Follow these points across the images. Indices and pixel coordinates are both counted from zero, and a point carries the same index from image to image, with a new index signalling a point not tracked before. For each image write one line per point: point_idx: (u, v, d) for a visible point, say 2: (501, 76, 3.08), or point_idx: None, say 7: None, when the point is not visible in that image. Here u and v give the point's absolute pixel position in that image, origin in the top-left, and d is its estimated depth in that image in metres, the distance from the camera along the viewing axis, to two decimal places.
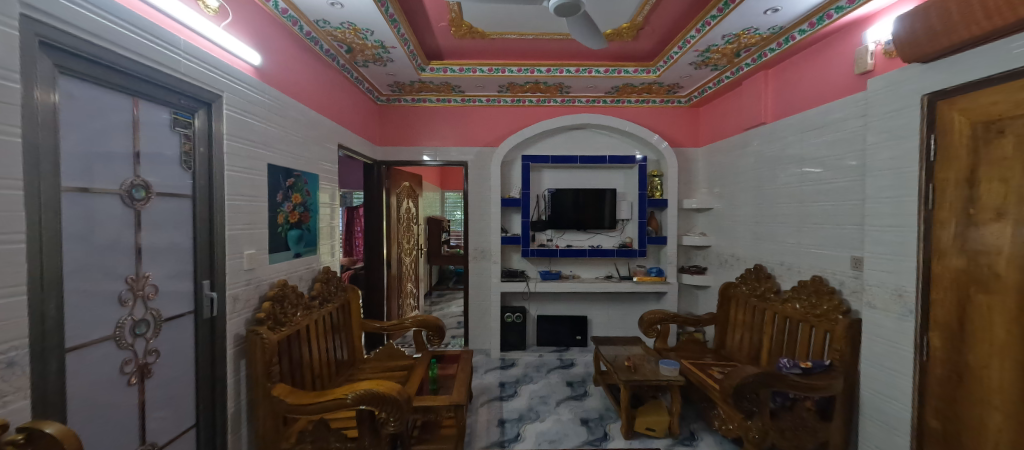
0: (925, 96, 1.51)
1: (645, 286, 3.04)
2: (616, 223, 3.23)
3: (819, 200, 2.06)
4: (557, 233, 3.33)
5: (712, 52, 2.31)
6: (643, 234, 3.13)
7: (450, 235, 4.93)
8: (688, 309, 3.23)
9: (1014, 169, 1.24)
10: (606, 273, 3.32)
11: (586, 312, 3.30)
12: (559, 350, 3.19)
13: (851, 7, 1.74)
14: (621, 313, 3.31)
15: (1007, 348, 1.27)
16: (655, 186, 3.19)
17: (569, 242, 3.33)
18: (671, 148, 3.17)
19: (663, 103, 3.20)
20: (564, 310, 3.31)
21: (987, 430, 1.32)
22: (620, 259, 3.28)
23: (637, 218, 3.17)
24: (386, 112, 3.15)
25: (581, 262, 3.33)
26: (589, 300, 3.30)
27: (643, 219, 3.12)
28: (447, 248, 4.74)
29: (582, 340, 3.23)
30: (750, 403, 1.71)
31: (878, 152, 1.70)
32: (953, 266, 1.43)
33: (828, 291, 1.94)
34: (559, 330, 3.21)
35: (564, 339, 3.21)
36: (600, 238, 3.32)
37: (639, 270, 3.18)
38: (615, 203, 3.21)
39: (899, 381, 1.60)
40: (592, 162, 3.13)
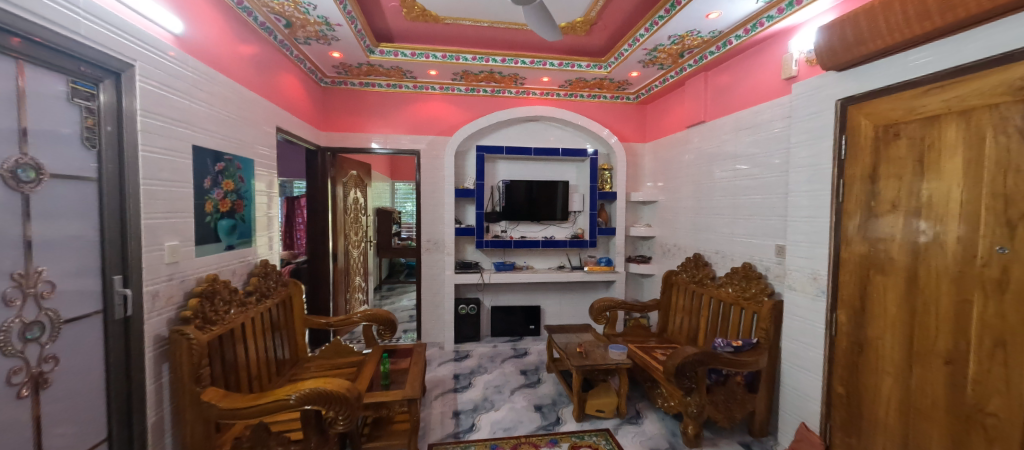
0: (839, 101, 1.69)
1: (596, 275, 3.15)
2: (568, 214, 3.31)
3: (749, 193, 2.24)
4: (512, 224, 3.35)
5: (659, 51, 2.42)
6: (594, 226, 3.24)
7: (401, 227, 4.77)
8: (634, 296, 3.40)
9: (906, 167, 1.45)
10: (558, 264, 3.40)
11: (540, 303, 3.36)
12: (513, 340, 3.23)
13: (780, 17, 1.90)
14: (572, 302, 3.41)
15: (898, 322, 1.47)
16: (605, 179, 3.30)
17: (523, 234, 3.37)
18: (621, 143, 3.30)
19: (613, 99, 3.30)
20: (517, 300, 3.35)
21: (880, 394, 1.53)
22: (572, 250, 3.37)
23: (588, 210, 3.27)
24: (330, 96, 2.97)
25: (535, 253, 3.38)
26: (543, 291, 3.37)
27: (593, 211, 3.22)
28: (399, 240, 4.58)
29: (536, 329, 3.29)
30: (689, 381, 1.84)
31: (798, 150, 1.88)
32: (857, 251, 1.62)
33: (756, 276, 2.12)
34: (513, 320, 3.25)
35: (517, 329, 3.26)
36: (553, 230, 3.39)
37: (590, 260, 3.29)
38: (567, 195, 3.28)
39: (813, 355, 1.80)
40: (546, 155, 3.18)
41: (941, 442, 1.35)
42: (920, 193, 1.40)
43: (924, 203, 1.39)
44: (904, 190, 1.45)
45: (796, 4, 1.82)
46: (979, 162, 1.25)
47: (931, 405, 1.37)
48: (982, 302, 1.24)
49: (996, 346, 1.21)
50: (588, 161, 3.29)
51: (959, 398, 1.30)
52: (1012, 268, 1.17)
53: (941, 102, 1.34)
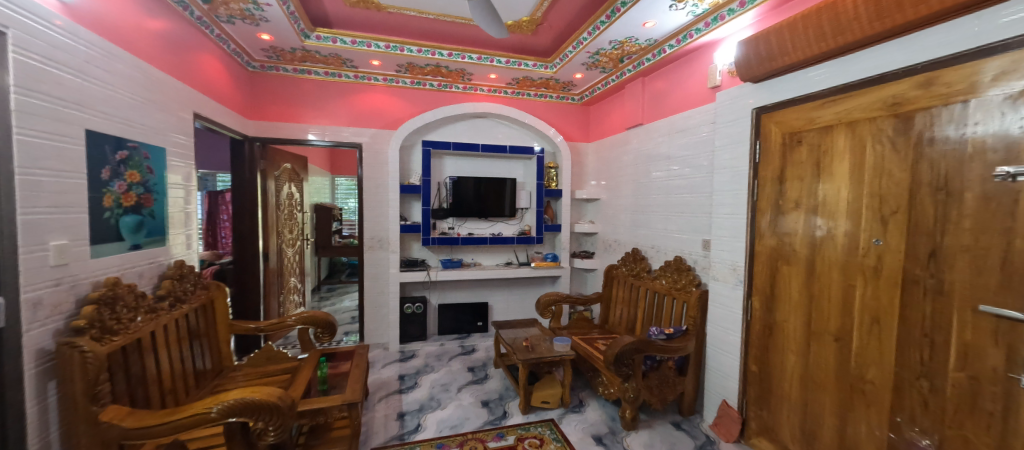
0: (755, 110, 1.88)
1: (542, 271, 3.22)
2: (515, 211, 3.36)
3: (680, 192, 2.42)
4: (459, 221, 3.32)
5: (601, 55, 2.53)
6: (540, 223, 3.32)
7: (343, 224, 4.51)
8: (578, 290, 3.53)
9: (806, 170, 1.66)
10: (505, 260, 3.43)
11: (488, 299, 3.38)
12: (460, 338, 3.21)
13: (706, 30, 2.07)
14: (520, 298, 3.47)
15: (799, 305, 1.69)
16: (551, 177, 3.39)
17: (470, 230, 3.35)
18: (566, 142, 3.40)
19: (559, 99, 3.40)
20: (465, 297, 3.33)
21: (785, 369, 1.74)
22: (519, 246, 3.43)
23: (535, 207, 3.34)
24: (259, 81, 2.74)
25: (482, 249, 3.38)
26: (490, 287, 3.39)
27: (539, 208, 3.29)
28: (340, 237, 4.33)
29: (483, 326, 3.30)
30: (626, 368, 1.96)
31: (721, 153, 2.06)
32: (767, 245, 1.83)
33: (686, 268, 2.29)
34: (461, 317, 3.23)
35: (465, 326, 3.24)
36: (500, 226, 3.41)
37: (537, 256, 3.36)
38: (514, 192, 3.33)
39: (731, 338, 1.99)
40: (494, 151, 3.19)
41: (831, 408, 1.57)
42: (817, 193, 1.61)
43: (820, 202, 1.60)
44: (805, 190, 1.66)
45: (720, 20, 1.98)
46: (862, 167, 1.46)
47: (825, 376, 1.59)
48: (862, 286, 1.46)
49: (873, 323, 1.43)
50: (534, 158, 3.36)
51: (846, 368, 1.52)
52: (885, 257, 1.39)
53: (834, 115, 1.55)
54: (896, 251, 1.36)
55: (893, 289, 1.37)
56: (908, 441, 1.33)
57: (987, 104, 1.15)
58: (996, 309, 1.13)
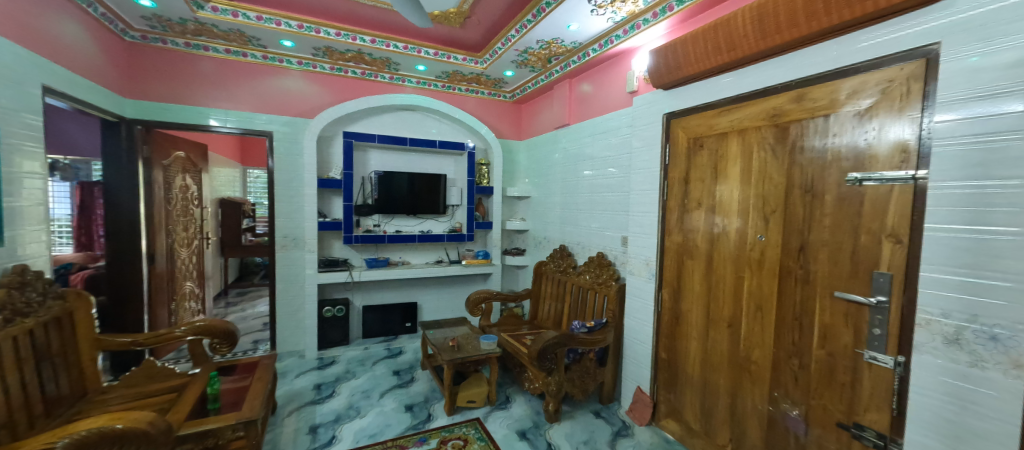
0: (665, 115, 2.02)
1: (473, 268, 3.21)
2: (445, 208, 3.29)
3: (602, 191, 2.54)
4: (386, 218, 3.16)
5: (530, 54, 2.55)
6: (471, 220, 3.29)
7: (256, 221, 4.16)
8: (510, 287, 3.56)
9: (706, 172, 1.81)
10: (435, 258, 3.35)
11: (417, 299, 3.28)
12: (387, 340, 3.07)
13: (624, 37, 2.17)
14: (451, 296, 3.42)
15: (700, 295, 1.85)
16: (483, 174, 3.36)
17: (398, 228, 3.22)
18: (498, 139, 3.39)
19: (491, 96, 3.39)
20: (392, 297, 3.20)
21: (688, 354, 1.90)
22: (449, 244, 3.37)
23: (466, 204, 3.30)
24: (140, 54, 2.35)
25: (411, 248, 3.26)
26: (420, 286, 3.29)
27: (470, 205, 3.27)
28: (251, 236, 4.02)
29: (412, 326, 3.19)
30: (550, 362, 2.01)
31: (637, 155, 2.18)
32: (675, 240, 1.98)
33: (607, 264, 2.38)
34: (388, 319, 3.09)
35: (393, 328, 3.11)
36: (430, 224, 3.32)
37: (468, 253, 3.33)
38: (445, 189, 3.25)
39: (645, 328, 2.13)
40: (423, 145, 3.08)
41: (725, 386, 1.74)
42: (715, 193, 1.77)
43: (717, 201, 1.76)
44: (705, 191, 1.82)
45: (635, 28, 2.10)
46: (749, 170, 1.63)
47: (720, 358, 1.76)
48: (749, 277, 1.64)
49: (758, 309, 1.60)
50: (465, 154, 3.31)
51: (736, 352, 1.69)
52: (767, 251, 1.57)
53: (728, 123, 1.72)
54: (775, 246, 1.54)
55: (773, 279, 1.55)
56: (782, 412, 1.52)
57: (842, 118, 1.33)
58: (847, 294, 1.32)
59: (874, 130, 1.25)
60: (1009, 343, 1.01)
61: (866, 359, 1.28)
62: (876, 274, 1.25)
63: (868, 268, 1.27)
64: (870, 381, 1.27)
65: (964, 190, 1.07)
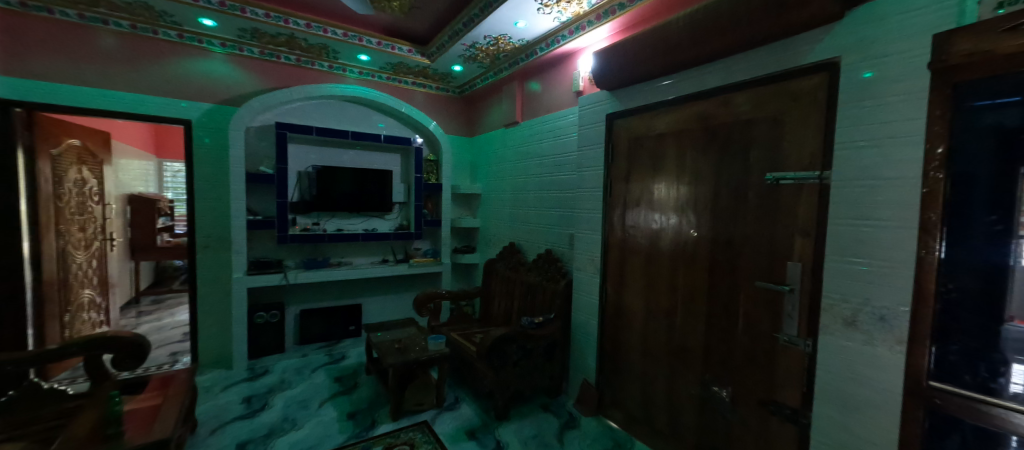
0: (608, 116, 2.09)
1: (420, 267, 3.16)
2: (390, 205, 3.18)
3: (549, 189, 2.59)
4: (325, 216, 2.97)
5: (477, 49, 2.52)
6: (418, 218, 3.22)
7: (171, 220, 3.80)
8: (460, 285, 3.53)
9: (646, 171, 1.89)
10: (381, 258, 3.25)
11: (361, 300, 3.15)
12: (328, 345, 2.93)
13: (570, 38, 2.21)
14: (398, 297, 3.33)
15: (640, 288, 1.93)
16: (431, 170, 3.29)
17: (339, 226, 3.04)
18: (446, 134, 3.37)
19: (439, 90, 3.37)
20: (334, 300, 3.04)
21: (630, 345, 1.98)
22: (396, 243, 3.26)
23: (412, 202, 3.23)
24: (17, 22, 2.00)
25: (355, 247, 3.11)
26: (365, 287, 3.16)
27: (416, 202, 3.20)
28: (167, 237, 3.67)
29: (356, 330, 3.10)
30: (498, 359, 2.02)
31: (582, 153, 2.24)
32: (617, 237, 2.05)
33: (555, 259, 2.44)
34: (328, 322, 2.97)
35: (335, 332, 3.01)
36: (375, 222, 3.17)
37: (415, 252, 3.25)
38: (390, 186, 3.18)
39: (590, 322, 2.19)
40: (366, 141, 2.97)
41: (663, 373, 1.84)
42: (653, 191, 1.86)
43: (656, 199, 1.85)
44: (644, 188, 1.90)
45: (581, 30, 2.14)
46: (683, 169, 1.73)
47: (659, 347, 1.85)
48: (684, 270, 1.74)
49: (691, 300, 1.71)
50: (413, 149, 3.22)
51: (672, 341, 1.79)
52: (699, 245, 1.67)
53: (665, 124, 1.81)
54: (706, 240, 1.64)
55: (704, 272, 1.65)
56: (713, 394, 1.63)
57: (762, 123, 1.45)
58: (766, 283, 1.44)
59: (787, 134, 1.38)
60: (892, 322, 1.15)
61: (782, 341, 1.40)
62: (790, 264, 1.38)
63: (783, 260, 1.40)
64: (786, 361, 1.40)
65: (857, 187, 1.21)
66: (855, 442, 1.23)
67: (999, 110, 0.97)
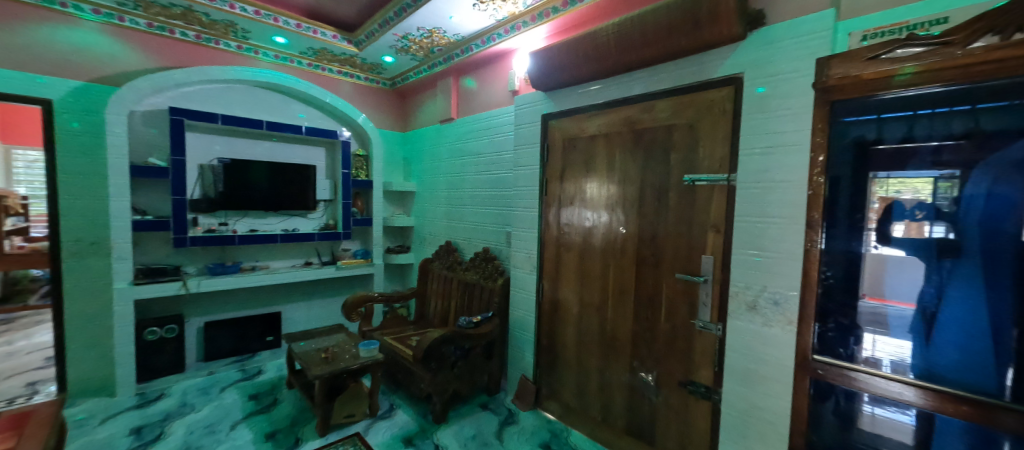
0: (544, 116, 2.13)
1: (349, 269, 2.98)
2: (314, 203, 2.94)
3: (486, 188, 2.58)
4: (236, 215, 2.66)
5: (410, 41, 2.42)
6: (346, 216, 3.01)
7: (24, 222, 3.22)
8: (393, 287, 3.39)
9: (578, 170, 1.96)
10: (304, 260, 3.00)
11: (280, 307, 2.90)
12: (240, 360, 2.66)
13: (505, 37, 2.21)
14: (323, 303, 3.11)
15: (574, 283, 2.01)
16: (360, 166, 3.10)
17: (253, 227, 2.73)
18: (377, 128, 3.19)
19: (368, 81, 3.19)
20: (247, 308, 2.75)
21: (565, 338, 2.05)
22: (320, 243, 3.04)
23: (340, 199, 3.01)
24: None
25: (272, 250, 2.85)
26: (283, 294, 2.91)
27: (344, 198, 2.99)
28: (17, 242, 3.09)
29: (275, 340, 2.86)
30: (436, 362, 1.96)
31: (519, 152, 2.26)
32: (552, 234, 2.11)
33: (492, 257, 2.44)
34: (241, 332, 2.70)
35: (248, 343, 2.73)
36: (296, 221, 2.90)
37: (344, 254, 3.06)
38: (314, 182, 2.94)
39: (527, 319, 2.23)
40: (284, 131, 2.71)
41: (595, 363, 1.93)
42: (586, 190, 1.93)
43: (588, 197, 1.93)
44: (577, 187, 1.97)
45: (516, 29, 2.14)
46: (613, 169, 1.82)
47: (592, 339, 1.94)
48: (614, 265, 1.84)
49: (620, 293, 1.81)
50: (339, 143, 3.00)
51: (604, 333, 1.88)
52: (627, 241, 1.77)
53: (596, 126, 1.88)
54: (633, 237, 1.75)
55: (632, 266, 1.76)
56: (640, 379, 1.75)
57: (680, 128, 1.58)
58: (684, 275, 1.57)
59: (700, 140, 1.52)
60: (784, 305, 1.32)
61: (698, 327, 1.54)
62: (704, 258, 1.52)
63: (699, 254, 1.54)
64: (700, 345, 1.55)
65: (756, 188, 1.37)
66: (756, 412, 1.40)
67: (861, 124, 1.16)
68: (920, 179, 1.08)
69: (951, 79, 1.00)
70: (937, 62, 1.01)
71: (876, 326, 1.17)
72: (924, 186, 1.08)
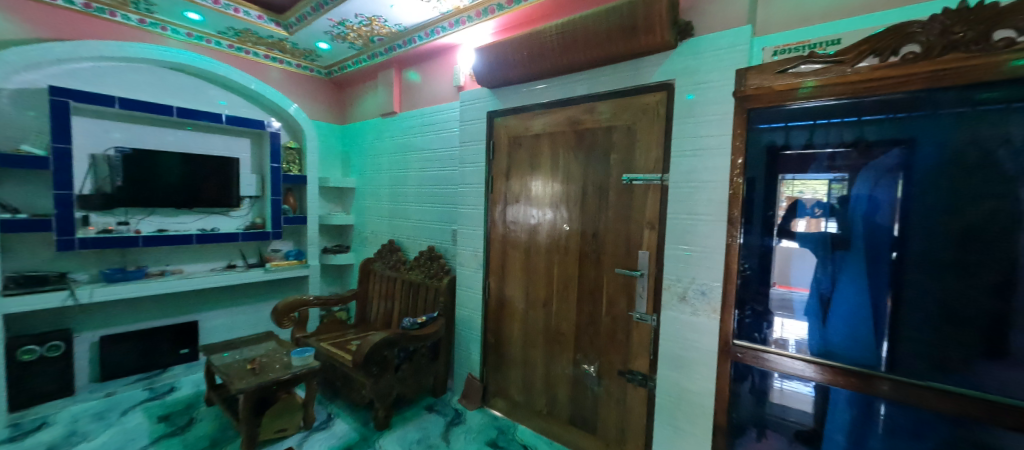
0: (489, 113, 2.11)
1: (280, 272, 2.76)
2: (236, 200, 2.68)
3: (432, 184, 2.51)
4: (139, 214, 2.35)
5: (347, 28, 2.28)
6: (277, 214, 2.78)
7: None
8: (331, 289, 3.20)
9: (524, 168, 1.98)
10: (225, 263, 2.72)
11: (196, 317, 2.63)
12: (148, 377, 2.36)
13: (450, 31, 2.16)
14: (248, 310, 2.87)
15: (519, 280, 2.03)
16: (291, 160, 2.88)
17: (160, 227, 2.43)
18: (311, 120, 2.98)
19: (299, 68, 2.97)
20: (152, 320, 2.47)
21: (512, 335, 2.07)
22: (244, 244, 2.78)
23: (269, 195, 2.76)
24: None
25: (186, 252, 2.56)
26: (200, 302, 2.65)
27: (274, 195, 2.75)
28: None
29: (191, 353, 2.58)
30: (378, 366, 1.88)
31: (465, 149, 2.22)
32: (498, 232, 2.10)
33: (437, 256, 2.38)
34: (148, 346, 2.41)
35: (158, 357, 2.44)
36: (215, 220, 2.63)
37: (273, 255, 2.83)
38: (236, 177, 2.68)
39: (474, 317, 2.21)
40: (199, 118, 2.43)
41: (540, 357, 1.96)
42: (532, 187, 1.95)
43: (533, 195, 1.95)
44: (523, 185, 1.98)
45: (461, 23, 2.10)
46: (557, 167, 1.85)
47: (538, 334, 1.97)
48: (558, 262, 1.88)
49: (564, 288, 1.86)
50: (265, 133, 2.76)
51: (548, 328, 1.92)
52: (570, 238, 1.82)
53: (541, 125, 1.91)
54: (576, 234, 1.80)
55: (575, 262, 1.81)
56: (582, 371, 1.81)
57: (619, 129, 1.65)
58: (623, 270, 1.65)
59: (637, 141, 1.60)
60: (709, 294, 1.43)
61: (635, 318, 1.63)
62: (640, 253, 1.60)
63: (636, 249, 1.62)
64: (637, 336, 1.63)
65: (686, 187, 1.47)
66: (686, 395, 1.51)
67: (773, 131, 1.28)
68: (818, 180, 1.21)
69: (842, 94, 1.14)
70: (832, 78, 1.15)
71: (785, 310, 1.29)
72: (821, 187, 1.21)
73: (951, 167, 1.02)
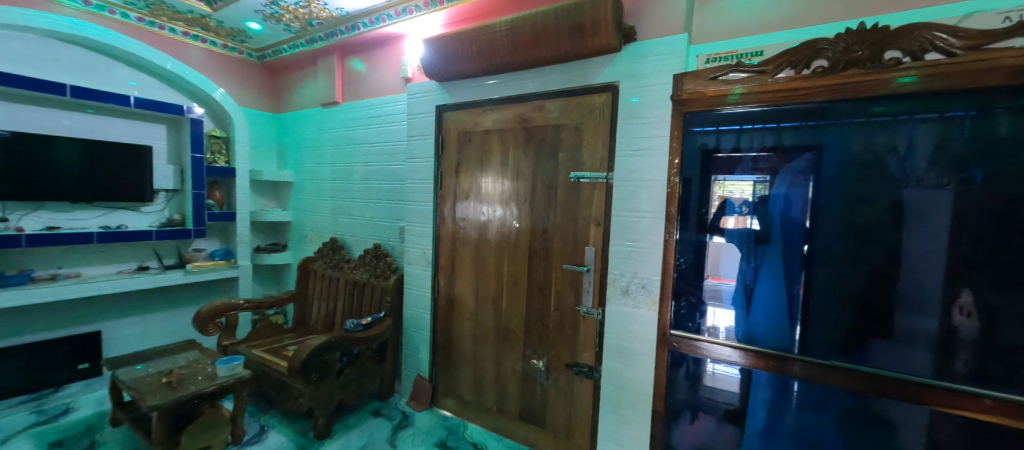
0: (438, 107, 2.06)
1: (204, 273, 2.51)
2: (149, 194, 2.40)
3: (378, 180, 2.40)
4: (20, 210, 2.02)
5: (281, 8, 2.11)
6: (199, 210, 2.52)
7: None
8: (266, 291, 2.98)
9: (473, 164, 1.95)
10: (135, 265, 2.43)
11: (100, 326, 2.33)
12: (38, 398, 2.05)
13: (396, 19, 2.08)
14: (167, 316, 2.60)
15: (469, 277, 2.00)
16: (216, 150, 2.63)
17: (49, 224, 2.11)
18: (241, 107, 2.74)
19: (226, 49, 2.71)
20: (44, 331, 2.16)
21: (462, 333, 2.04)
22: (159, 243, 2.50)
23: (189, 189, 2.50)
24: None
25: (84, 254, 2.25)
26: (105, 309, 2.35)
27: (195, 188, 2.49)
28: None
29: (92, 366, 2.29)
30: (317, 372, 1.78)
31: (413, 144, 2.15)
32: (448, 229, 2.06)
33: (384, 254, 2.29)
34: (36, 361, 2.10)
35: (49, 373, 2.14)
36: (122, 216, 2.33)
37: (196, 255, 2.57)
38: (149, 168, 2.40)
39: (423, 316, 2.16)
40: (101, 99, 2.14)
41: (490, 354, 1.96)
42: (482, 183, 1.93)
43: (483, 192, 1.93)
44: (472, 181, 1.96)
45: (408, 12, 2.03)
46: (507, 164, 1.85)
47: (488, 331, 1.96)
48: (507, 258, 1.88)
49: (514, 285, 1.86)
50: (184, 119, 2.49)
51: (498, 325, 1.92)
52: (520, 234, 1.83)
53: (491, 121, 1.89)
54: (525, 231, 1.81)
55: (524, 259, 1.82)
56: (531, 366, 1.83)
57: (567, 128, 1.68)
58: (571, 266, 1.69)
59: (583, 140, 1.64)
60: (650, 287, 1.52)
61: (582, 313, 1.67)
62: (586, 249, 1.65)
63: (582, 246, 1.66)
64: (583, 330, 1.68)
65: (629, 186, 1.53)
66: (627, 384, 1.58)
67: (705, 134, 1.36)
68: (745, 181, 1.31)
69: (764, 101, 1.24)
70: (756, 87, 1.24)
71: (716, 300, 1.38)
72: (747, 187, 1.31)
73: (851, 171, 1.15)
